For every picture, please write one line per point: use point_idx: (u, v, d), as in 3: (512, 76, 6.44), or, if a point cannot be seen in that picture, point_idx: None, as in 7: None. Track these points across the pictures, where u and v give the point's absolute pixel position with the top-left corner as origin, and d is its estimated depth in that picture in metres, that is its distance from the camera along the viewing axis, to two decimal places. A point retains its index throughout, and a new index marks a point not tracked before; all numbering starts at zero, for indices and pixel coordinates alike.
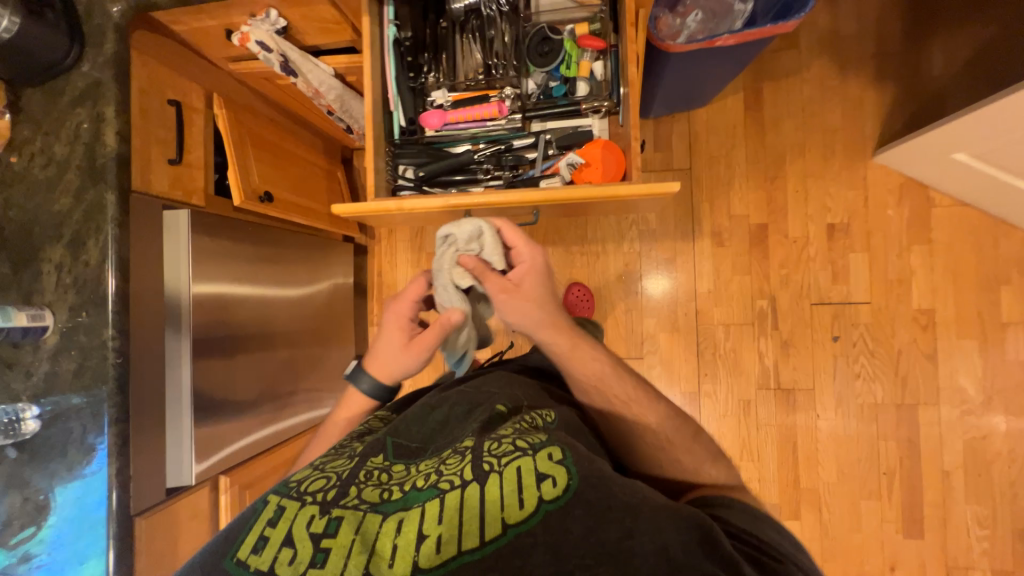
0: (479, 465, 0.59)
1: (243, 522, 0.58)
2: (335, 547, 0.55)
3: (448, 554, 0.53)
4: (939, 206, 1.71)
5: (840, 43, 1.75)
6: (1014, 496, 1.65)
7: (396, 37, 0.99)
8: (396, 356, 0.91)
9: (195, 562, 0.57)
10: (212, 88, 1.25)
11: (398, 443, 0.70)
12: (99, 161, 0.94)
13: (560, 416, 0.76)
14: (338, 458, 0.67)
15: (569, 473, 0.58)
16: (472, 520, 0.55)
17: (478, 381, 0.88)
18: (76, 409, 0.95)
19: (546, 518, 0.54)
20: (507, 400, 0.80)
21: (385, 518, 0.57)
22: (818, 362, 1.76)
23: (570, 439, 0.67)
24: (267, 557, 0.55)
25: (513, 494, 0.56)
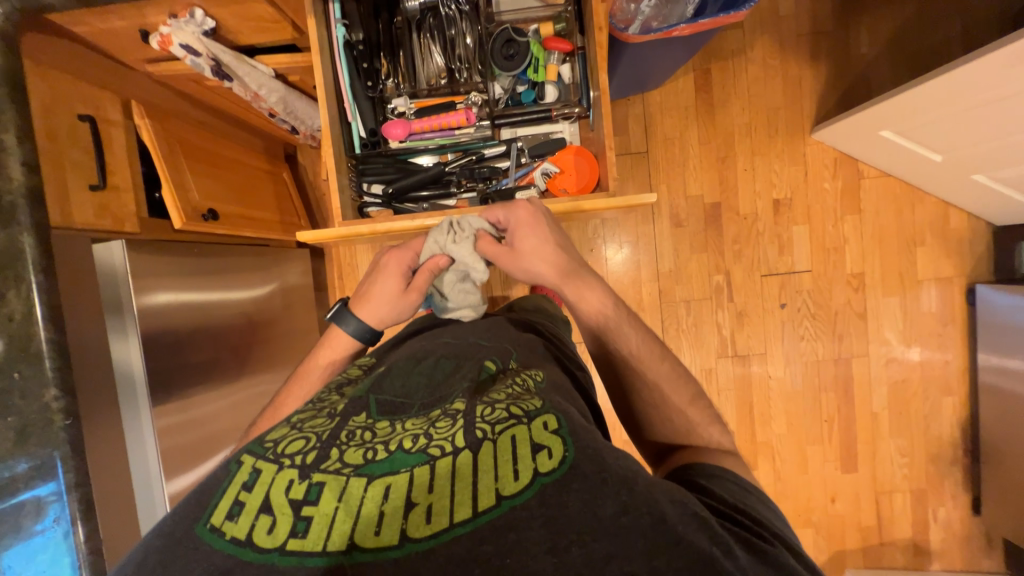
0: (472, 432, 0.57)
1: (214, 486, 0.54)
2: (317, 514, 0.51)
3: (439, 526, 0.51)
4: (867, 177, 1.86)
5: (780, 22, 1.80)
6: (927, 426, 1.92)
7: (346, 39, 0.90)
8: (388, 301, 0.86)
9: (163, 527, 0.52)
10: (131, 95, 1.09)
11: (382, 400, 0.65)
12: (5, 198, 0.81)
13: (548, 377, 0.77)
14: (317, 417, 0.63)
15: (565, 443, 0.56)
16: (464, 492, 0.53)
17: (464, 338, 0.85)
18: (23, 478, 0.83)
19: (541, 491, 0.53)
20: (496, 357, 0.78)
21: (371, 482, 0.53)
22: (769, 328, 1.91)
23: (563, 402, 0.67)
24: (244, 525, 0.51)
25: (507, 465, 0.54)
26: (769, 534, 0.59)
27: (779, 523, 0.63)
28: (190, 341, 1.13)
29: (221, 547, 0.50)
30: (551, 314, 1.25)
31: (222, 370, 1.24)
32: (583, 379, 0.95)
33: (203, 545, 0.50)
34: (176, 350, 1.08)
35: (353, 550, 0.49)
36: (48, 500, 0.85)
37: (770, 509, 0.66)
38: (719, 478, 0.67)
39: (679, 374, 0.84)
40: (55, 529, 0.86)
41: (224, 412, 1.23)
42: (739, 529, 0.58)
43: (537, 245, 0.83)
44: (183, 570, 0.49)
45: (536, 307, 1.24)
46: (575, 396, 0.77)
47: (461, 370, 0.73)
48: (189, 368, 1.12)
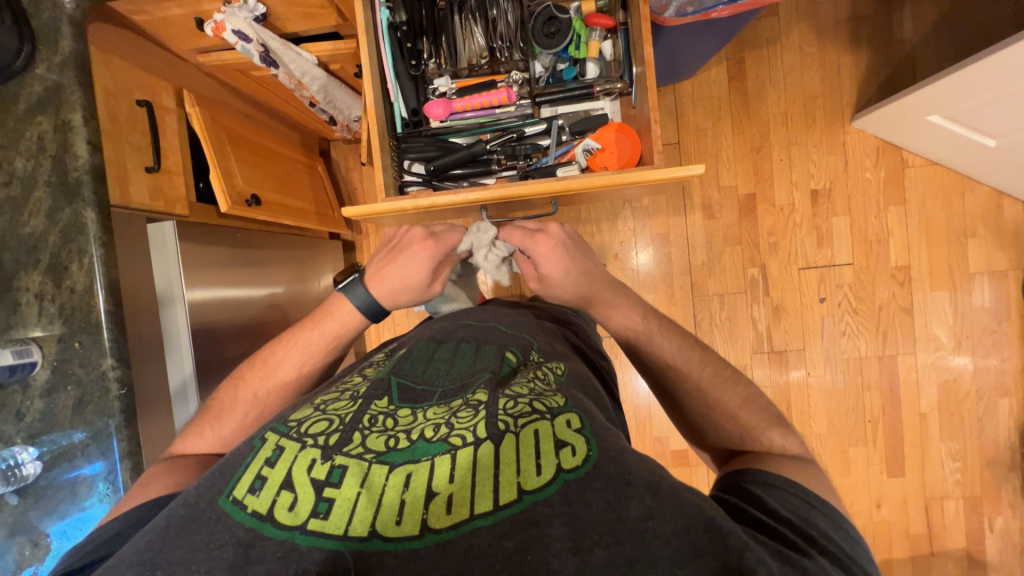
0: (493, 424, 0.52)
1: (238, 460, 0.51)
2: (339, 497, 0.47)
3: (460, 517, 0.46)
4: (913, 166, 1.77)
5: (818, 8, 1.74)
6: (981, 428, 1.80)
7: (391, 21, 0.92)
8: (410, 289, 0.86)
9: (187, 496, 0.50)
10: (180, 84, 1.13)
11: (404, 385, 0.60)
12: (73, 176, 0.86)
13: (571, 369, 0.69)
14: (340, 400, 0.58)
15: (589, 441, 0.50)
16: (485, 483, 0.47)
17: (487, 321, 0.78)
18: (80, 446, 0.87)
19: (563, 488, 0.46)
20: (518, 349, 0.70)
21: (393, 470, 0.48)
22: (807, 324, 1.83)
23: (586, 400, 0.60)
24: (266, 499, 0.47)
25: (530, 459, 0.48)
26: (815, 554, 0.51)
27: (841, 539, 0.54)
28: (221, 330, 1.14)
29: (243, 520, 0.46)
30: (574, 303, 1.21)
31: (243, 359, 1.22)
32: (608, 372, 0.89)
33: (225, 517, 0.47)
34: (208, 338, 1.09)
35: (373, 538, 0.45)
36: (102, 471, 0.87)
37: (844, 533, 0.55)
38: (777, 489, 0.59)
39: (716, 369, 0.78)
40: (108, 500, 0.88)
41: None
42: (775, 541, 0.51)
43: (561, 279, 0.86)
44: (202, 542, 0.45)
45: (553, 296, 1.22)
46: (600, 393, 0.71)
47: (483, 356, 0.67)
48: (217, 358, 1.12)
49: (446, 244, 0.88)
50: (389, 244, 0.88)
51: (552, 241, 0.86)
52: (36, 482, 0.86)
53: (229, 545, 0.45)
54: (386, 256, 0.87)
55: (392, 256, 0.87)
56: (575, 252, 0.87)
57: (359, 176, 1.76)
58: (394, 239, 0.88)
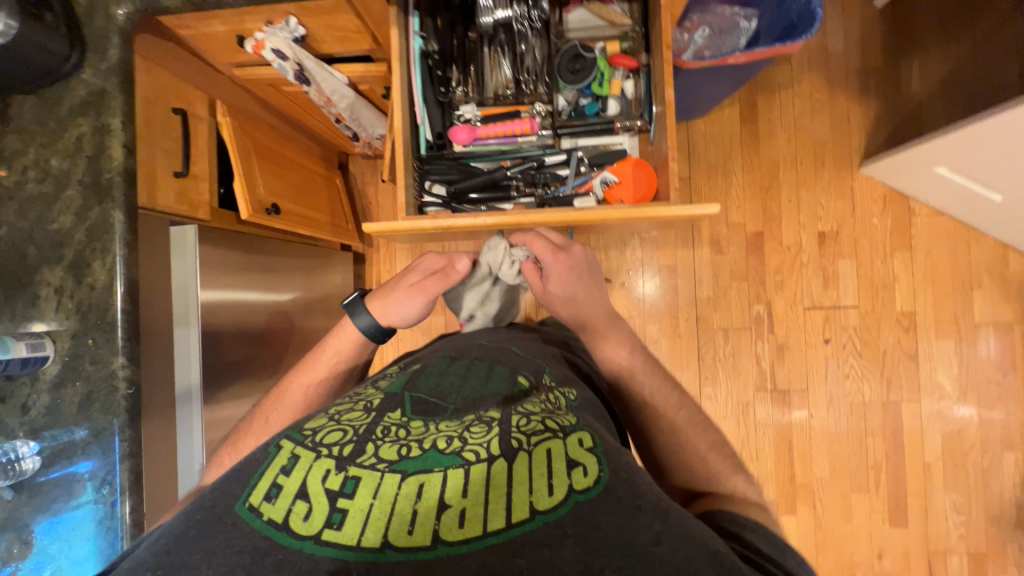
0: (506, 440, 0.51)
1: (254, 467, 0.51)
2: (353, 508, 0.46)
3: (472, 533, 0.44)
4: (919, 214, 1.79)
5: (829, 59, 1.80)
6: (986, 482, 1.76)
7: (423, 49, 0.96)
8: (402, 295, 0.88)
9: (203, 499, 0.49)
10: (214, 95, 1.18)
11: (417, 399, 0.61)
12: (105, 176, 0.88)
13: (581, 395, 0.69)
14: (354, 411, 0.59)
15: (600, 462, 0.49)
16: (499, 500, 0.46)
17: (499, 343, 0.79)
18: (81, 443, 0.87)
19: (575, 509, 0.45)
20: (529, 372, 0.71)
21: (406, 480, 0.48)
22: (811, 364, 1.83)
23: (597, 423, 0.60)
24: (282, 508, 0.47)
25: (542, 478, 0.48)
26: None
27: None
28: (230, 335, 1.14)
29: (259, 528, 0.46)
30: None
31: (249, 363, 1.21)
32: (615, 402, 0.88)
33: (241, 524, 0.46)
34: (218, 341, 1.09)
35: (385, 549, 0.44)
36: (100, 471, 0.86)
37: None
38: (748, 528, 0.57)
39: None
40: (101, 502, 0.87)
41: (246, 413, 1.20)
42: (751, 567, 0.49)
43: (566, 299, 0.87)
44: (219, 546, 0.45)
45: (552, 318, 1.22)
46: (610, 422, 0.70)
47: (494, 377, 0.67)
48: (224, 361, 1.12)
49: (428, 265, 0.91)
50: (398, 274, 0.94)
51: (570, 262, 0.88)
52: (34, 478, 0.86)
53: (244, 552, 0.44)
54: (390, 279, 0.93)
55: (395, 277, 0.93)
56: (587, 276, 0.89)
57: (374, 191, 1.80)
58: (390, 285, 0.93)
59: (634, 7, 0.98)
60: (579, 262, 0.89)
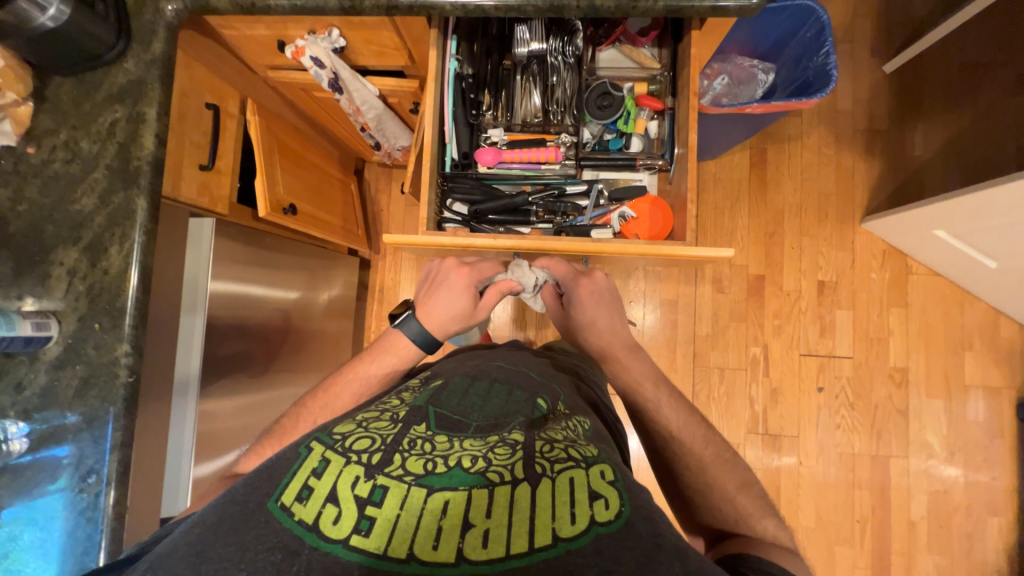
0: (530, 465, 0.51)
1: (285, 465, 0.51)
2: (380, 516, 0.47)
3: (496, 554, 0.44)
4: (916, 273, 1.84)
5: (837, 116, 1.88)
6: (970, 546, 1.76)
7: (458, 71, 0.99)
8: (455, 314, 0.89)
9: (236, 494, 0.49)
10: (247, 93, 1.20)
11: (441, 415, 0.61)
12: (134, 164, 0.89)
13: (595, 426, 0.69)
14: (381, 420, 0.59)
15: (622, 497, 0.49)
16: (522, 523, 0.46)
17: (518, 366, 0.80)
18: (72, 428, 0.85)
19: (597, 540, 0.45)
20: (547, 398, 0.71)
21: (432, 494, 0.48)
22: (804, 411, 1.84)
23: (615, 456, 0.60)
24: (312, 510, 0.47)
25: (565, 507, 0.47)
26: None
27: None
28: (235, 330, 1.14)
29: (290, 527, 0.46)
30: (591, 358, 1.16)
31: (249, 360, 1.20)
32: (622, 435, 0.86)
33: (272, 522, 0.46)
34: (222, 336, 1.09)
35: (410, 562, 0.44)
36: (87, 460, 0.84)
37: None
38: None
39: (718, 451, 0.77)
40: (84, 492, 0.84)
41: (240, 410, 1.18)
42: None
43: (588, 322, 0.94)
44: (252, 542, 0.45)
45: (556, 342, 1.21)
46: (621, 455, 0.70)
47: (515, 400, 0.67)
48: (226, 356, 1.10)
49: (483, 274, 0.92)
50: (432, 279, 0.93)
51: (593, 288, 0.95)
52: (18, 460, 0.84)
53: (276, 549, 0.44)
54: (429, 289, 0.92)
55: (435, 289, 0.91)
56: (609, 305, 0.95)
57: (387, 199, 1.82)
58: (433, 271, 0.94)
59: (664, 52, 1.03)
60: (604, 286, 0.96)
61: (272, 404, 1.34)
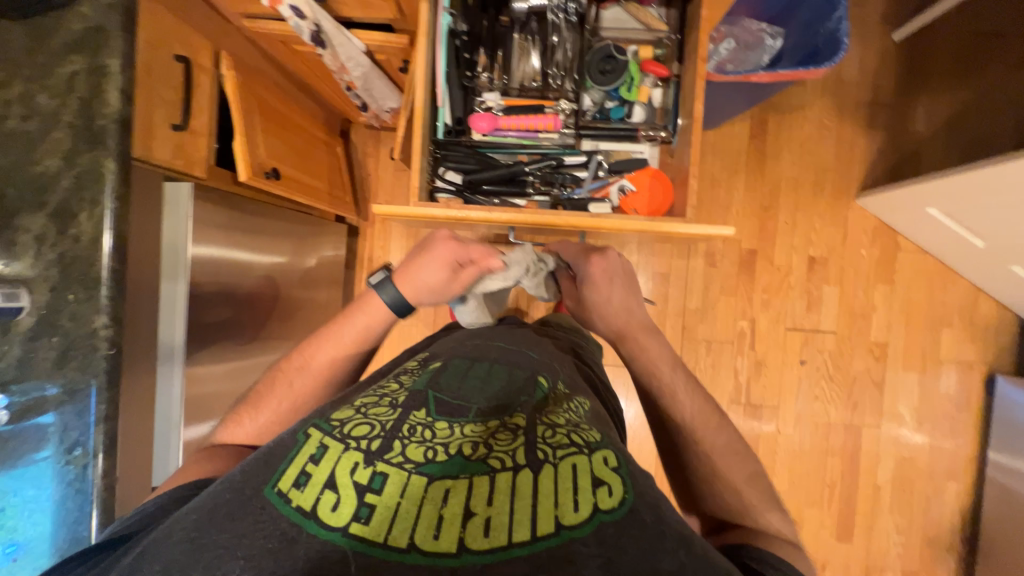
0: (532, 451, 0.51)
1: (283, 453, 0.51)
2: (380, 504, 0.46)
3: (497, 542, 0.44)
4: (905, 250, 1.86)
5: (841, 87, 1.82)
6: (928, 507, 1.88)
7: (451, 28, 0.93)
8: (430, 285, 0.85)
9: (233, 480, 0.49)
10: (220, 45, 1.10)
11: (441, 398, 0.59)
12: (99, 122, 0.82)
13: (596, 407, 0.69)
14: (379, 404, 0.58)
15: (625, 484, 0.50)
16: (524, 510, 0.46)
17: (517, 345, 0.79)
18: (53, 400, 0.83)
19: (600, 529, 0.45)
20: (549, 375, 0.71)
21: (432, 483, 0.48)
22: (785, 383, 1.90)
23: (618, 439, 0.60)
24: (310, 496, 0.47)
25: (567, 494, 0.48)
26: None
27: None
28: (220, 300, 1.10)
29: (287, 514, 0.46)
30: (586, 334, 1.15)
31: (235, 331, 1.17)
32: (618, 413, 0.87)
33: (270, 508, 0.46)
34: (203, 305, 1.05)
35: (411, 551, 0.44)
36: (71, 432, 0.83)
37: None
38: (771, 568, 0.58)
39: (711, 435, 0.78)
40: (70, 463, 0.83)
41: (227, 381, 1.17)
42: None
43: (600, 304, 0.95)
44: (248, 529, 0.45)
45: (552, 317, 1.20)
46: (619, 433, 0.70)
47: (515, 379, 0.66)
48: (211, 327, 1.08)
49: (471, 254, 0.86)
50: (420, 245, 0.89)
51: (605, 266, 0.96)
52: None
53: (272, 536, 0.44)
54: (413, 255, 0.87)
55: (418, 256, 0.86)
56: (622, 283, 0.95)
57: (375, 163, 1.74)
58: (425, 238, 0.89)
59: (672, 14, 0.97)
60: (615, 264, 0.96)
61: (260, 373, 1.32)
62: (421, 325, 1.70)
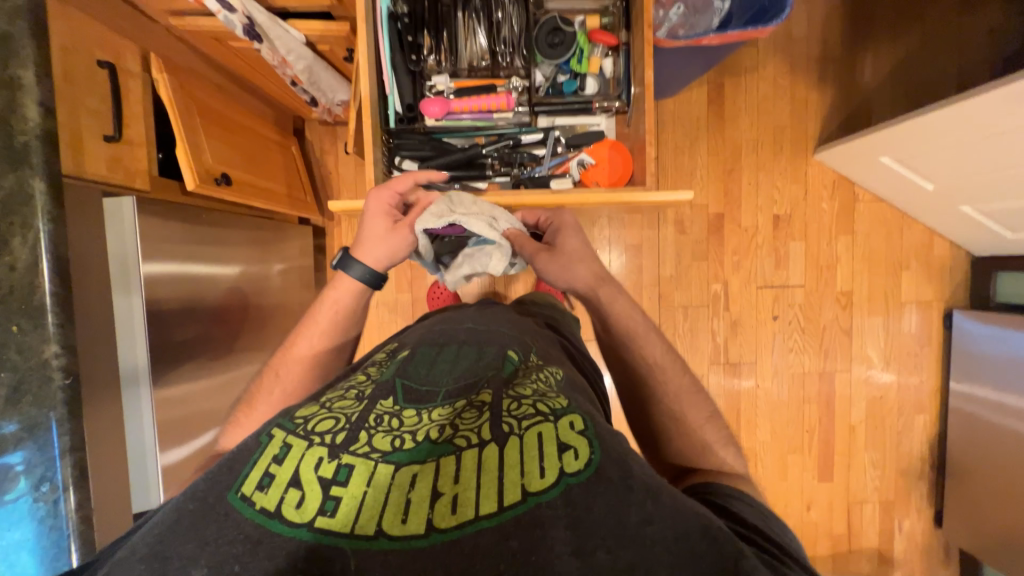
0: (498, 426, 0.52)
1: (245, 457, 0.50)
2: (346, 496, 0.46)
3: (465, 518, 0.45)
4: (862, 200, 1.92)
5: (792, 44, 1.84)
6: (899, 441, 2.00)
7: (391, 11, 0.91)
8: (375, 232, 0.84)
9: (194, 491, 0.48)
10: (148, 45, 1.04)
11: (409, 386, 0.60)
12: (19, 140, 0.77)
13: (569, 375, 0.70)
14: (345, 398, 0.58)
15: (592, 445, 0.50)
16: (490, 484, 0.47)
17: (487, 325, 0.78)
18: (12, 440, 0.77)
19: (567, 491, 0.46)
20: (518, 349, 0.71)
21: (399, 469, 0.48)
22: (760, 339, 1.96)
23: (587, 404, 0.61)
24: (274, 496, 0.46)
25: (533, 463, 0.48)
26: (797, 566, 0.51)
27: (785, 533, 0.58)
28: (183, 316, 1.06)
29: (251, 516, 0.45)
30: (563, 308, 1.16)
31: (202, 346, 1.13)
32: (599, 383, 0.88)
33: (233, 513, 0.45)
34: (169, 321, 1.01)
35: (379, 536, 0.44)
36: (36, 469, 0.79)
37: (769, 519, 0.59)
38: (735, 500, 0.61)
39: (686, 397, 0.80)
40: (42, 501, 0.80)
41: (201, 397, 1.13)
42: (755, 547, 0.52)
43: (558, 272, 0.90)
44: (212, 535, 0.44)
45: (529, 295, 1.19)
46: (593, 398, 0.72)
47: (484, 358, 0.67)
48: (177, 344, 1.04)
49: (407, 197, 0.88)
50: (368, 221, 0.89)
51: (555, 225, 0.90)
52: None
53: (237, 541, 0.43)
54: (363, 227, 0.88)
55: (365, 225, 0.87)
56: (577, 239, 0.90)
57: (334, 161, 1.68)
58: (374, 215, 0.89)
59: None
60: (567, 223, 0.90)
61: (237, 384, 1.28)
62: (399, 320, 1.68)
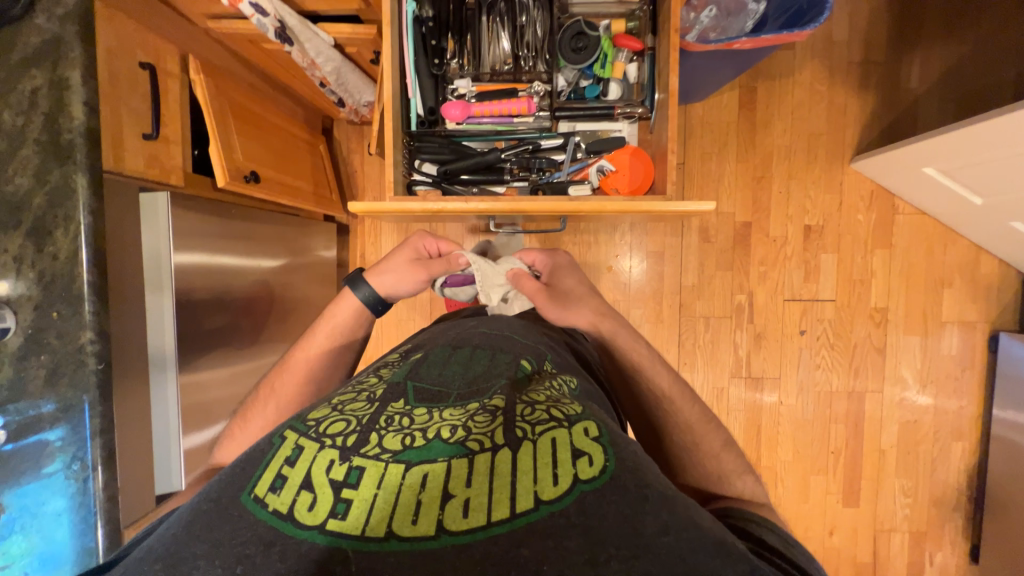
0: (511, 431, 0.52)
1: (258, 459, 0.51)
2: (357, 498, 0.46)
3: (476, 522, 0.45)
4: (902, 213, 1.82)
5: (831, 48, 1.77)
6: (934, 468, 1.89)
7: (416, 15, 0.92)
8: (402, 275, 0.94)
9: (208, 492, 0.49)
10: (187, 49, 1.08)
11: (420, 387, 0.61)
12: (65, 137, 0.81)
13: (583, 383, 0.69)
14: (356, 401, 0.59)
15: (606, 452, 0.50)
16: (503, 489, 0.47)
17: (501, 331, 0.78)
18: (48, 418, 0.84)
19: (580, 498, 0.46)
20: (532, 357, 0.71)
21: (410, 470, 0.48)
22: (786, 354, 1.89)
23: (601, 411, 0.60)
24: (287, 499, 0.47)
25: (546, 468, 0.48)
26: None
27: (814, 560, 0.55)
28: (212, 308, 1.10)
29: (264, 518, 0.46)
30: None
31: (228, 337, 1.18)
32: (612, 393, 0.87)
33: (246, 514, 0.46)
34: (198, 312, 1.06)
35: (390, 538, 0.44)
36: (69, 446, 0.84)
37: (794, 547, 0.56)
38: (752, 522, 0.59)
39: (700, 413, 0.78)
40: (72, 477, 0.85)
41: (225, 386, 1.18)
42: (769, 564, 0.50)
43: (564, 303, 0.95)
44: (226, 537, 0.45)
45: None
46: (608, 407, 0.71)
47: (496, 364, 0.67)
48: (205, 333, 1.09)
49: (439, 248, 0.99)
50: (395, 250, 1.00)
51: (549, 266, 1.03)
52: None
53: (249, 541, 0.44)
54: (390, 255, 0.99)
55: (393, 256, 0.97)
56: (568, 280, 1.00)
57: (360, 159, 1.71)
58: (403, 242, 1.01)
59: None
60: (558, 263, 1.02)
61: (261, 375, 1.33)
62: (417, 319, 1.70)
